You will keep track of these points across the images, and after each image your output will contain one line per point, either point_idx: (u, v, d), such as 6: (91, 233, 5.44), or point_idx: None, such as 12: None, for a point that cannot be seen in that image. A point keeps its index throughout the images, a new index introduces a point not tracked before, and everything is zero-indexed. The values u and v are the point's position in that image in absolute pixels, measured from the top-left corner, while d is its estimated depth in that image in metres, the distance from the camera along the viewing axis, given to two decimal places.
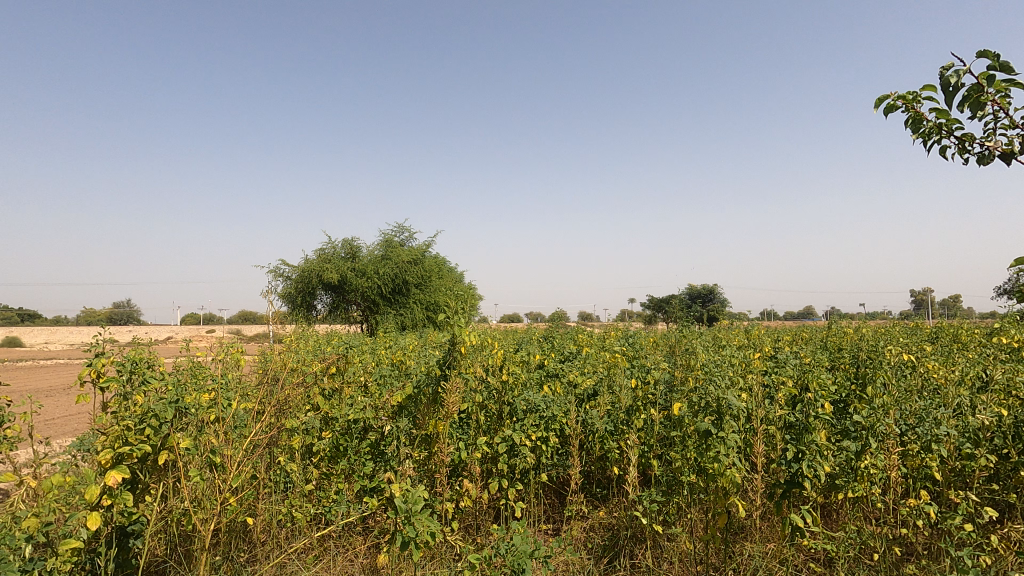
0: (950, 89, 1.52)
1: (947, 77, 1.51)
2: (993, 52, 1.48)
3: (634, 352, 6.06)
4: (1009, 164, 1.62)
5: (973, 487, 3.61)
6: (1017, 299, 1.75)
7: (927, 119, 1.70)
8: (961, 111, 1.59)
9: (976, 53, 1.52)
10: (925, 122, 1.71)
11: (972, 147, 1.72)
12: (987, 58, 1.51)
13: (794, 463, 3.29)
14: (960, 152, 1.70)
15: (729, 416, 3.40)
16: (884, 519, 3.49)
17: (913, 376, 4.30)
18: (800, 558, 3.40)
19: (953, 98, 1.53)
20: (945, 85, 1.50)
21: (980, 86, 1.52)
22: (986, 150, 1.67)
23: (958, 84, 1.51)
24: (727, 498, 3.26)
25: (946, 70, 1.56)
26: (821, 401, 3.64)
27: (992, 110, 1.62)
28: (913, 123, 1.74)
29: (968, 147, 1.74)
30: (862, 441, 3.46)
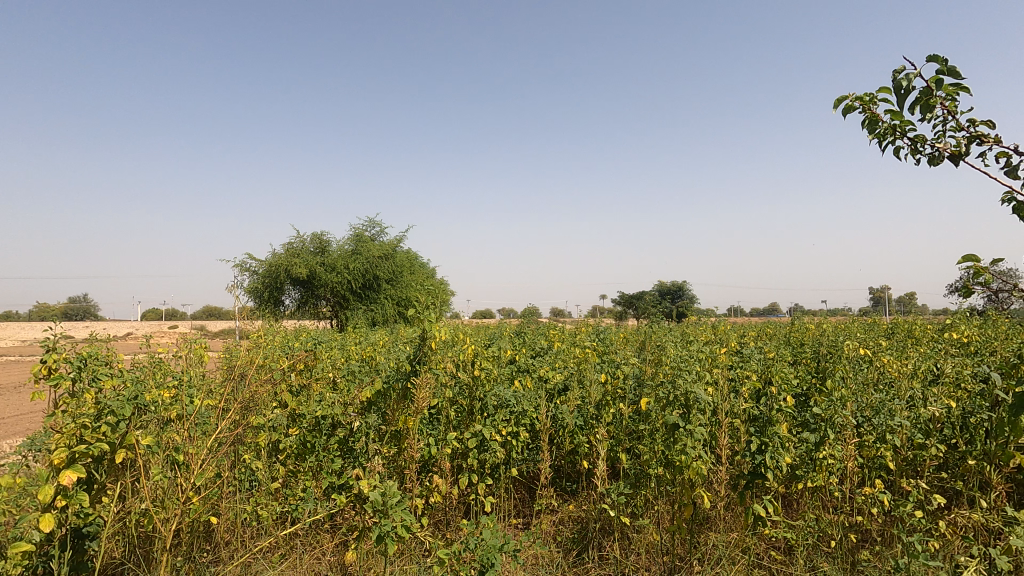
0: (903, 91, 1.57)
1: (901, 79, 1.56)
2: (943, 57, 1.54)
3: (604, 348, 6.14)
4: (957, 165, 1.69)
5: (922, 475, 3.78)
6: (965, 295, 1.86)
7: (882, 120, 1.76)
8: (913, 112, 1.66)
9: (927, 58, 1.58)
10: (880, 123, 1.77)
11: (924, 148, 1.79)
12: (936, 63, 1.57)
13: (757, 455, 3.39)
14: (912, 153, 1.77)
15: (696, 410, 3.48)
16: (840, 507, 3.62)
17: (869, 370, 4.48)
18: (761, 546, 3.49)
19: (906, 99, 1.59)
20: (899, 86, 1.56)
21: (930, 89, 1.58)
22: (936, 151, 1.74)
23: (910, 86, 1.57)
24: (693, 490, 3.34)
25: (899, 73, 1.62)
26: (783, 394, 3.76)
27: (941, 113, 1.69)
28: (869, 124, 1.80)
29: (919, 148, 1.81)
30: (821, 432, 3.59)
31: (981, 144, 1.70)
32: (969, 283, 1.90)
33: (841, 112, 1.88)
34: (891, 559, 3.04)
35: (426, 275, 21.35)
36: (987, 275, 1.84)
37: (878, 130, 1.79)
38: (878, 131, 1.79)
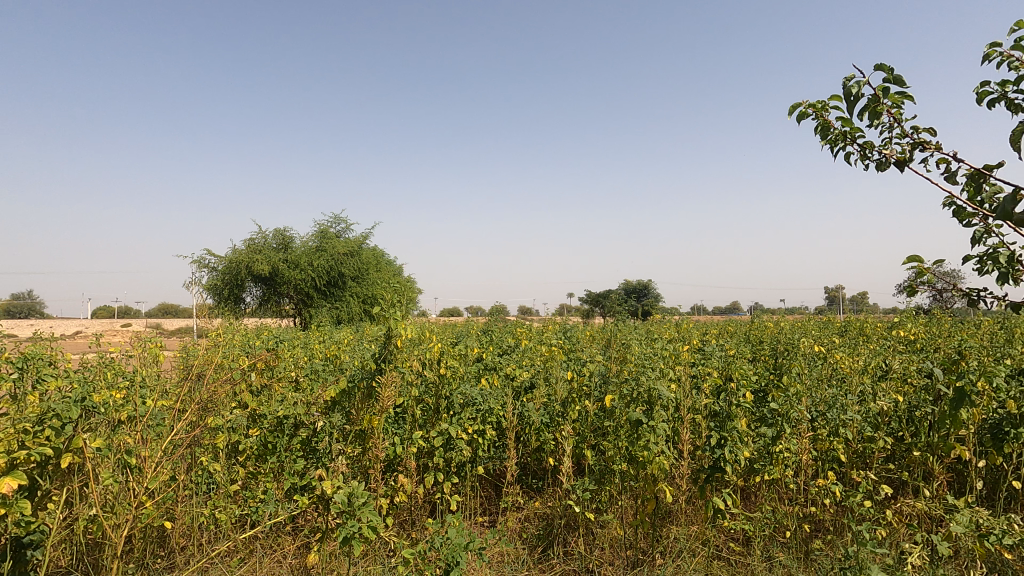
0: (853, 97, 1.64)
1: (850, 86, 1.62)
2: (889, 66, 1.61)
3: (570, 346, 6.20)
4: (902, 171, 1.77)
5: (872, 467, 3.95)
6: (910, 294, 1.97)
7: (832, 125, 1.83)
8: (862, 119, 1.72)
9: (874, 67, 1.65)
10: (831, 127, 1.84)
11: (872, 153, 1.87)
12: (883, 72, 1.64)
13: (717, 449, 3.48)
14: (861, 159, 1.84)
15: (659, 406, 3.55)
16: (796, 498, 3.76)
17: (823, 366, 4.66)
18: (721, 538, 3.59)
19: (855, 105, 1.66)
20: (849, 93, 1.62)
21: (877, 97, 1.65)
22: (883, 157, 1.81)
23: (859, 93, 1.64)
24: (656, 485, 3.42)
25: (849, 81, 1.69)
26: (742, 391, 3.87)
27: (888, 120, 1.77)
28: (822, 130, 1.86)
29: (868, 154, 1.89)
30: (777, 426, 3.71)
31: (924, 150, 1.78)
32: (912, 283, 2.00)
33: (794, 117, 1.95)
34: (842, 548, 3.16)
35: (393, 273, 21.12)
36: (930, 275, 1.94)
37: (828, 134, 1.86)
38: (829, 136, 1.85)
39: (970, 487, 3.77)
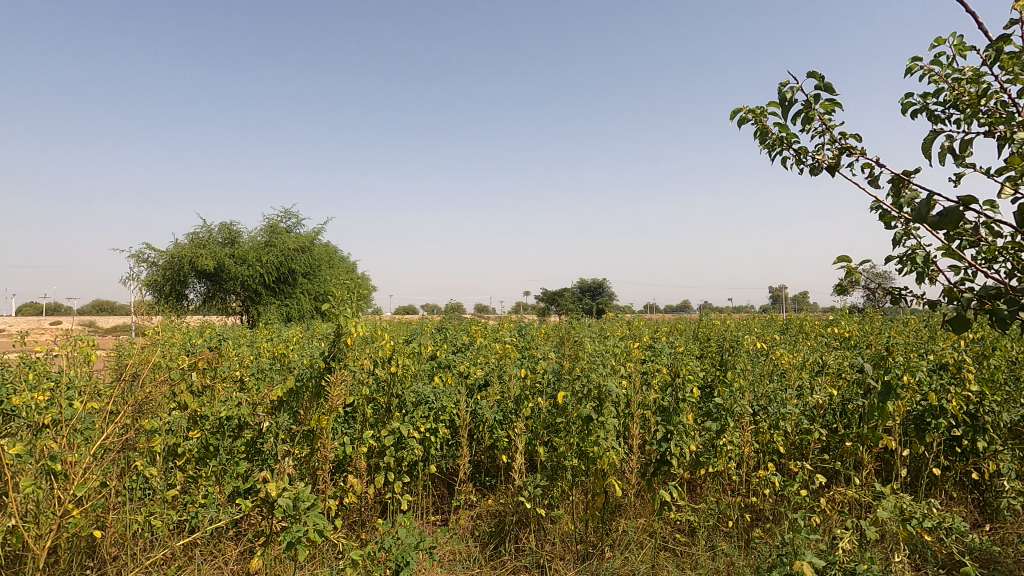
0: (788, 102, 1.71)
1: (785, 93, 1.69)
2: (820, 75, 1.69)
3: (525, 343, 6.23)
4: (834, 175, 1.86)
5: (808, 458, 4.15)
6: (842, 291, 2.13)
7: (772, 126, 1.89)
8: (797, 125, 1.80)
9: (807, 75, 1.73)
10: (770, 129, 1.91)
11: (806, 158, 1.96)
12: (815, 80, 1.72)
13: (664, 443, 3.59)
14: (797, 163, 1.93)
15: (609, 402, 3.62)
16: (738, 489, 3.91)
17: (765, 362, 4.86)
18: (668, 530, 3.68)
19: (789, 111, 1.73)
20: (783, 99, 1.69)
21: (810, 104, 1.73)
22: (816, 162, 1.90)
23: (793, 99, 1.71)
24: (605, 480, 3.52)
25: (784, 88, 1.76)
26: (689, 387, 3.99)
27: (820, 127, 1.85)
28: (761, 135, 1.94)
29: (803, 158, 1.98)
30: (721, 421, 3.85)
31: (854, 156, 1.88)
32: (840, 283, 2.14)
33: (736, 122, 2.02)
34: (779, 535, 3.31)
35: (346, 270, 20.66)
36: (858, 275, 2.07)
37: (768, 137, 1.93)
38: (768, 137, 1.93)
39: (896, 475, 4.02)
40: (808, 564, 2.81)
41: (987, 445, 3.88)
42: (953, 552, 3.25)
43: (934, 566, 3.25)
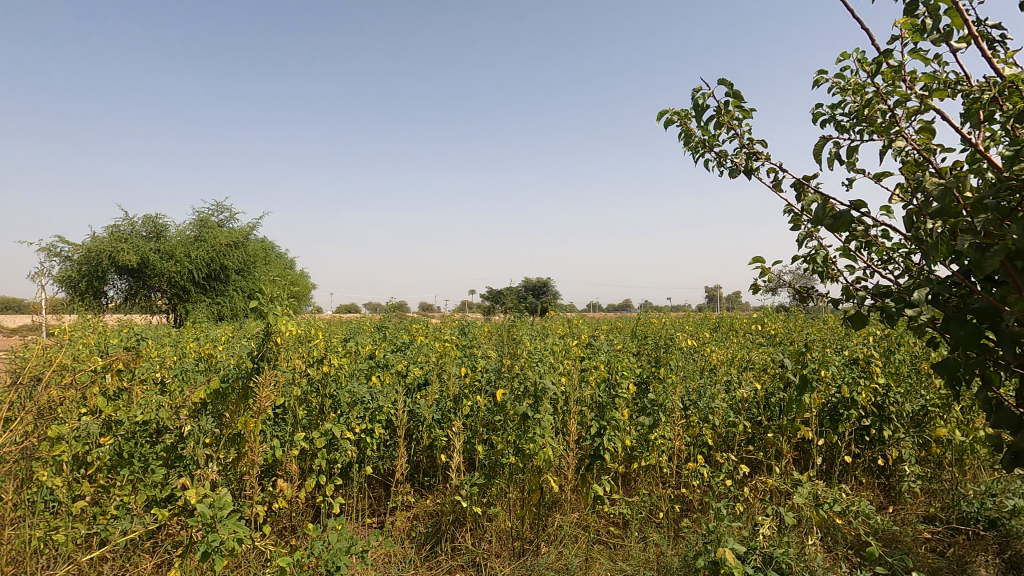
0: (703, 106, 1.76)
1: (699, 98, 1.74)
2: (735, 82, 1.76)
3: (466, 341, 6.21)
4: (752, 178, 1.96)
5: (734, 450, 4.35)
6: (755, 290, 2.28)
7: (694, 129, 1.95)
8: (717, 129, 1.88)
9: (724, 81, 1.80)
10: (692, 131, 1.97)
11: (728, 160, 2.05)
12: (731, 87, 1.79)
13: (598, 438, 3.67)
14: (719, 165, 2.01)
15: (545, 399, 3.66)
16: (669, 481, 4.04)
17: (696, 359, 5.06)
18: (602, 523, 3.76)
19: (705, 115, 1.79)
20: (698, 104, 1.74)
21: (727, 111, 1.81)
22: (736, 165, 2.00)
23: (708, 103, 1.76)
24: (540, 476, 3.59)
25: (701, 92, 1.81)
26: (625, 383, 4.10)
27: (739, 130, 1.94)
28: (686, 138, 2.01)
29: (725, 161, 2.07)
30: (653, 416, 3.98)
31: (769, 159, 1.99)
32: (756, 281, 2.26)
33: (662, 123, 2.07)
34: (706, 524, 3.45)
35: (283, 267, 19.90)
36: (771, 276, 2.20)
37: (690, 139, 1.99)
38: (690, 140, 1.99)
39: (812, 463, 4.28)
40: (730, 551, 2.95)
41: (892, 433, 4.20)
42: (860, 533, 3.49)
43: (844, 547, 3.48)
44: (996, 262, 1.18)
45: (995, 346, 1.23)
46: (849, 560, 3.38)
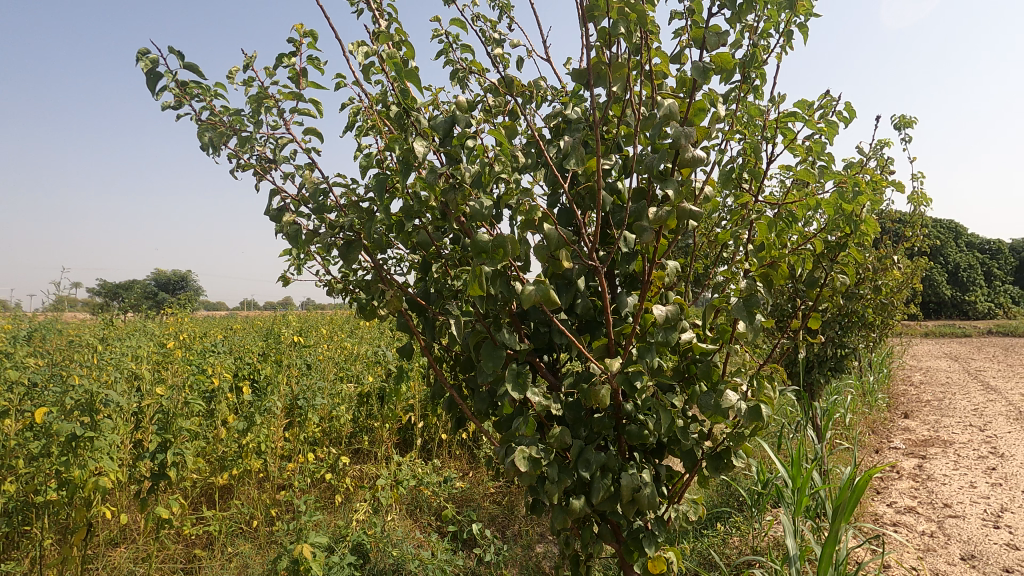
0: (151, 71, 1.24)
1: (141, 58, 1.23)
2: (146, 54, 1.23)
3: (8, 345, 4.56)
4: (258, 181, 1.39)
5: (342, 443, 4.35)
6: (282, 279, 2.00)
7: (161, 89, 1.30)
8: (181, 109, 1.33)
9: (142, 51, 1.25)
10: (161, 90, 1.31)
11: (242, 161, 1.41)
12: (150, 60, 1.24)
13: (160, 454, 2.98)
14: (230, 159, 1.41)
15: (103, 414, 2.84)
16: (268, 484, 3.72)
17: (312, 354, 4.89)
18: (179, 549, 3.18)
19: (160, 81, 1.25)
20: (139, 67, 1.22)
21: (156, 83, 1.25)
22: (241, 163, 1.40)
23: (157, 65, 1.25)
24: (88, 508, 2.79)
25: (142, 49, 1.24)
26: (215, 384, 3.60)
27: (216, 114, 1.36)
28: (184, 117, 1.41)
29: (242, 164, 1.42)
30: (251, 418, 3.60)
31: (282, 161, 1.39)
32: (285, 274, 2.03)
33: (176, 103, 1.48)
34: (296, 521, 3.23)
35: None
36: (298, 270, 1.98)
37: (163, 103, 1.33)
38: (165, 101, 1.33)
39: (414, 443, 4.62)
40: (310, 545, 2.79)
41: None
42: (440, 499, 3.79)
43: (427, 514, 3.72)
44: (363, 255, 1.21)
45: (406, 332, 1.30)
46: (428, 526, 3.60)
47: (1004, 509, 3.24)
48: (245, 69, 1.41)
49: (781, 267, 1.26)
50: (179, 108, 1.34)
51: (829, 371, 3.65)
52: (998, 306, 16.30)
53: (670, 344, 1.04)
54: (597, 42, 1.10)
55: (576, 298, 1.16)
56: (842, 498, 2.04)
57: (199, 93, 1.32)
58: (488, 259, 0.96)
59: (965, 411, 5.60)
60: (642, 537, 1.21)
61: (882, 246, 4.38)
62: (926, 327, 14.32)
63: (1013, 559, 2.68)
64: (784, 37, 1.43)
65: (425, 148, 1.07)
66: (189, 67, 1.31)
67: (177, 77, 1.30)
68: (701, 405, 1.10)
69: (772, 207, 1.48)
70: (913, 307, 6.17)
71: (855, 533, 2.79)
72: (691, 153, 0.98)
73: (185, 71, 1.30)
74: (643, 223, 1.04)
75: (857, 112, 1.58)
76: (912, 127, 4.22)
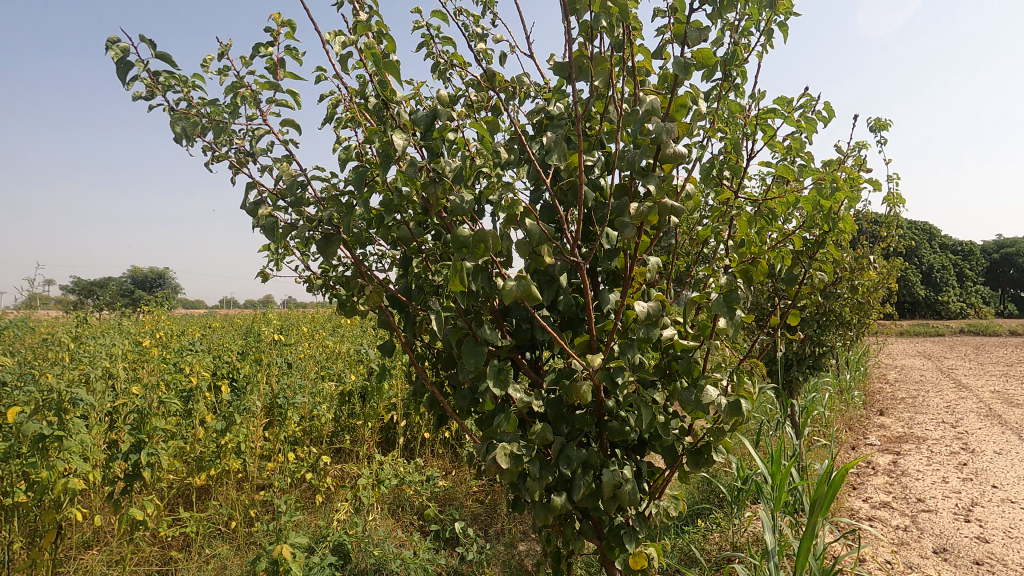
0: (121, 60, 1.21)
1: (111, 46, 1.20)
2: (117, 43, 1.20)
3: None
4: (234, 174, 1.36)
5: (323, 442, 4.30)
6: (262, 275, 1.97)
7: (132, 79, 1.26)
8: (153, 100, 1.30)
9: (113, 39, 1.21)
10: (132, 80, 1.27)
11: (217, 153, 1.38)
12: (119, 49, 1.21)
13: (133, 455, 2.90)
14: (205, 151, 1.38)
15: (73, 414, 2.76)
16: (247, 485, 3.66)
17: (293, 352, 4.82)
18: (155, 551, 3.10)
19: (131, 70, 1.22)
20: (109, 56, 1.19)
21: (126, 73, 1.22)
22: (216, 155, 1.37)
23: (128, 54, 1.22)
24: (59, 510, 2.71)
25: (111, 37, 1.21)
26: (193, 382, 3.53)
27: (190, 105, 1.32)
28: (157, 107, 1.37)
29: (217, 156, 1.39)
30: (229, 418, 3.53)
31: (259, 154, 1.36)
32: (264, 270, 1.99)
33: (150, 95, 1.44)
34: (275, 520, 3.18)
35: None
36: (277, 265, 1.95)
37: (134, 93, 1.30)
38: (136, 92, 1.29)
39: (396, 442, 4.58)
40: (290, 545, 2.74)
41: None
42: (423, 498, 3.76)
43: (409, 513, 3.68)
44: (341, 249, 1.19)
45: (386, 329, 1.28)
46: (410, 526, 3.57)
47: (974, 503, 3.32)
48: (220, 58, 1.38)
49: (761, 263, 1.29)
50: (152, 99, 1.30)
51: (807, 369, 3.71)
52: (970, 305, 16.71)
53: (651, 340, 1.04)
54: (580, 36, 1.09)
55: (558, 295, 1.16)
56: (819, 494, 2.07)
57: (172, 84, 1.29)
58: (469, 253, 0.95)
59: (939, 409, 5.72)
60: (623, 534, 1.22)
61: (859, 246, 4.46)
62: (901, 326, 14.62)
63: (983, 552, 2.75)
64: (765, 35, 1.44)
65: (405, 141, 1.06)
66: (163, 56, 1.28)
67: (149, 67, 1.26)
68: (682, 401, 1.11)
69: (752, 205, 1.49)
70: (889, 307, 6.29)
71: (832, 528, 2.84)
72: (673, 148, 0.98)
73: (156, 60, 1.27)
74: (624, 219, 1.04)
75: (835, 111, 1.60)
76: (888, 129, 4.30)
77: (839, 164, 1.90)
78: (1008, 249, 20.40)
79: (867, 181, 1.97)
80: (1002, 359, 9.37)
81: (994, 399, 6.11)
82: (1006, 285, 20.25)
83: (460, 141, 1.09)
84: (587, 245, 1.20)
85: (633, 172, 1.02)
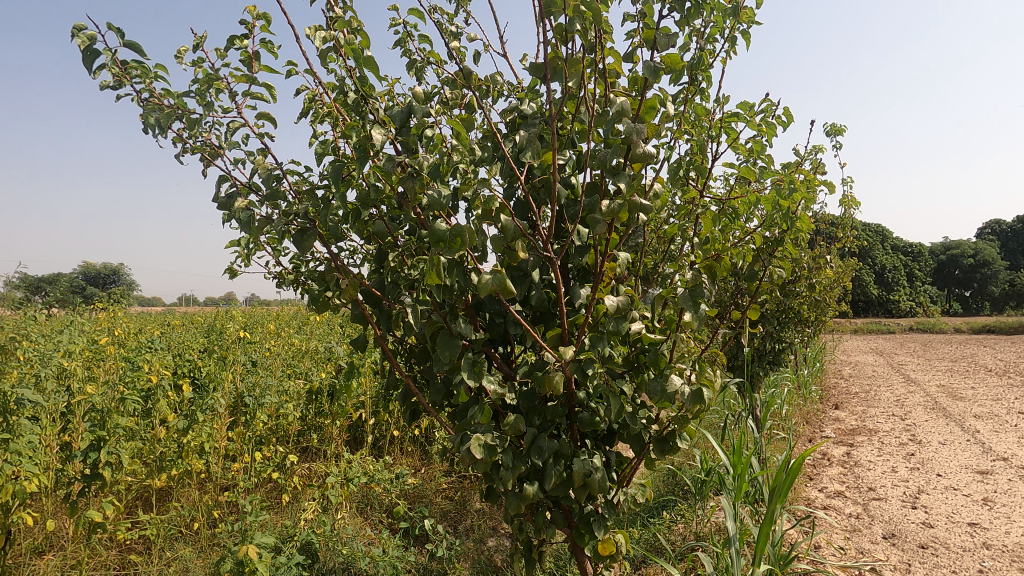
0: (88, 48, 1.17)
1: (77, 34, 1.17)
2: (84, 30, 1.17)
3: None
4: (204, 166, 1.35)
5: (290, 441, 4.23)
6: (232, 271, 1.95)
7: (98, 68, 1.23)
8: (116, 88, 1.27)
9: (79, 27, 1.18)
10: (98, 69, 1.24)
11: (187, 145, 1.36)
12: (86, 37, 1.18)
13: (90, 455, 2.79)
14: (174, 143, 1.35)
15: (22, 414, 2.62)
16: (210, 485, 3.57)
17: (258, 350, 4.73)
18: (113, 555, 2.99)
19: (97, 60, 1.19)
20: (74, 44, 1.16)
21: (92, 61, 1.19)
22: (186, 147, 1.35)
23: (94, 42, 1.19)
24: (9, 514, 2.59)
25: (79, 25, 1.17)
26: (154, 380, 3.43)
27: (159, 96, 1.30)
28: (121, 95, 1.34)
29: (185, 148, 1.36)
30: (192, 417, 3.44)
31: (233, 146, 1.34)
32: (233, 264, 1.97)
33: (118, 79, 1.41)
34: (240, 520, 3.10)
35: None
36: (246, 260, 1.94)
37: (101, 83, 1.27)
38: (103, 82, 1.26)
39: (364, 440, 4.53)
40: (256, 546, 2.69)
41: None
42: (391, 496, 3.73)
43: (378, 511, 3.64)
44: (317, 242, 1.19)
45: (361, 323, 1.29)
46: (379, 523, 3.53)
47: (921, 491, 3.51)
48: (194, 49, 1.36)
49: (724, 259, 1.34)
50: (119, 88, 1.27)
51: (767, 364, 3.85)
52: (919, 304, 17.51)
53: (621, 333, 1.09)
54: (554, 37, 1.13)
55: (531, 290, 1.19)
56: (778, 482, 2.16)
57: (141, 74, 1.27)
58: (445, 248, 0.97)
59: (888, 403, 5.99)
60: (592, 521, 1.26)
61: (815, 247, 4.63)
62: (856, 325, 15.21)
63: (927, 536, 2.91)
64: (729, 42, 1.50)
65: (383, 137, 1.07)
66: (132, 46, 1.25)
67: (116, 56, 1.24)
68: (650, 392, 1.16)
69: (716, 204, 1.56)
70: (844, 305, 6.55)
71: (789, 516, 2.96)
72: (641, 147, 1.02)
73: (124, 50, 1.24)
74: (596, 216, 1.08)
75: (793, 114, 1.67)
76: (843, 133, 4.48)
77: (797, 165, 1.98)
78: (954, 250, 21.45)
79: (826, 182, 2.07)
80: (947, 355, 9.90)
81: (939, 393, 6.44)
82: (952, 285, 21.26)
83: (436, 136, 1.10)
84: (558, 242, 1.24)
85: (606, 170, 1.06)
